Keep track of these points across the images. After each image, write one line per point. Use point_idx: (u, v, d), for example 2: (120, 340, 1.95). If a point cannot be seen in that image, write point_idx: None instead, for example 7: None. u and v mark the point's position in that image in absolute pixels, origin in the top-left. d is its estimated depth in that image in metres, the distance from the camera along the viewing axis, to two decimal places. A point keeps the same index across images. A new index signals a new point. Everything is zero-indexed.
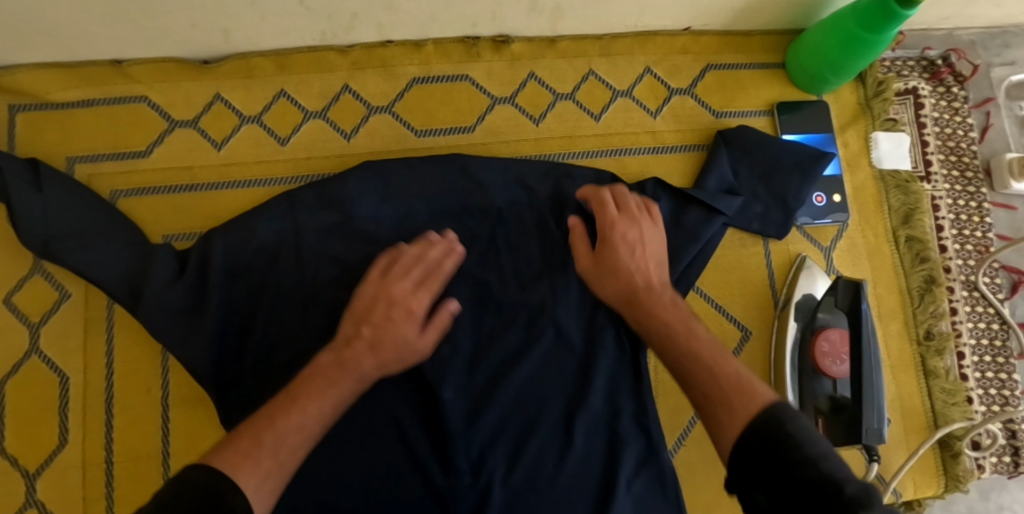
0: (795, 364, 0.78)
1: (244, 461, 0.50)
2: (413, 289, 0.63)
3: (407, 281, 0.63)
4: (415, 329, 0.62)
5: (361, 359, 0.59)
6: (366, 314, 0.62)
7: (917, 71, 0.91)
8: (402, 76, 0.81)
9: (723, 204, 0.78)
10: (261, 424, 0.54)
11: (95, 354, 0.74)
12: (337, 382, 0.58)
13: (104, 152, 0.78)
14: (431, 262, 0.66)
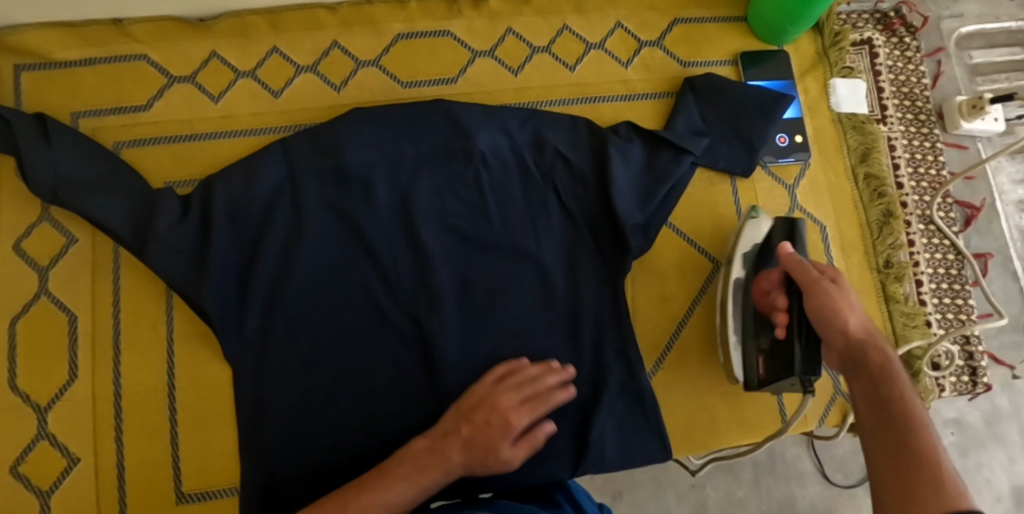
0: (739, 313, 0.79)
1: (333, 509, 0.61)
2: (518, 401, 0.69)
3: (514, 395, 0.69)
4: (522, 420, 0.68)
5: (450, 453, 0.66)
6: (470, 413, 0.68)
7: (872, 24, 0.96)
8: (388, 32, 0.87)
9: (691, 143, 0.85)
10: (351, 508, 0.61)
11: (102, 294, 0.78)
12: (427, 468, 0.65)
13: (107, 107, 0.82)
14: (540, 383, 0.70)
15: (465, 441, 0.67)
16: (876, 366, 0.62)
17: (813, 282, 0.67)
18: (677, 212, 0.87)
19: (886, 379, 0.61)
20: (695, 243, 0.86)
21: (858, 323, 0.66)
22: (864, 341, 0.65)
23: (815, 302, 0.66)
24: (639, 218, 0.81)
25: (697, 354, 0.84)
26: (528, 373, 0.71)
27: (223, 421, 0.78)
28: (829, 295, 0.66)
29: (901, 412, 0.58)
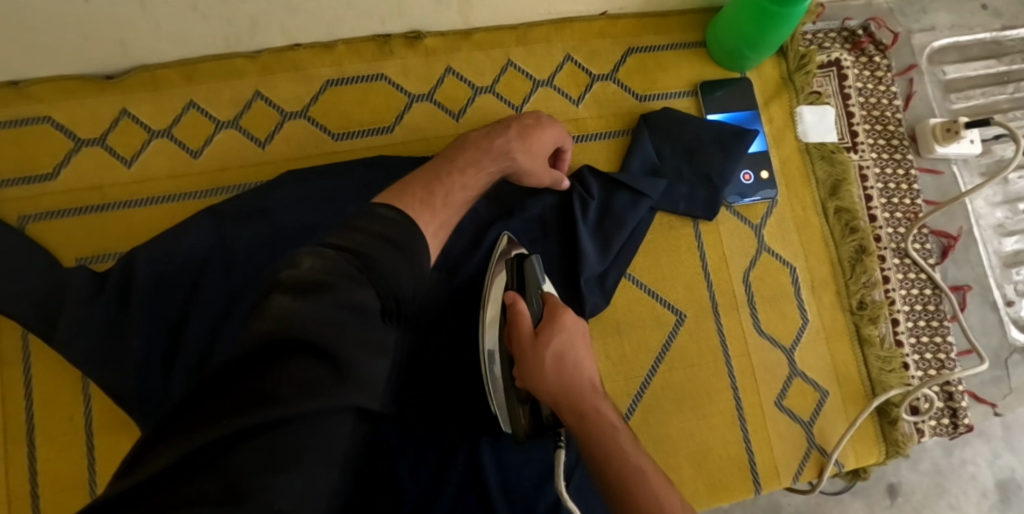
0: (501, 356, 0.66)
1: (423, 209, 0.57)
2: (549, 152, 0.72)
3: (547, 140, 0.71)
4: (550, 140, 0.72)
5: (509, 143, 0.68)
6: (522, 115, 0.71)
7: (839, 43, 0.90)
8: (315, 78, 0.79)
9: (648, 187, 0.79)
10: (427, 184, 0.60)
11: (12, 386, 0.72)
12: (473, 154, 0.66)
13: (8, 178, 0.75)
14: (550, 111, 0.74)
15: (514, 133, 0.69)
16: (577, 410, 0.59)
17: (534, 346, 0.61)
18: (636, 260, 0.81)
19: (612, 452, 0.57)
20: (656, 294, 0.80)
21: (563, 348, 0.61)
22: (578, 386, 0.60)
23: (529, 370, 0.61)
24: (595, 270, 0.77)
25: (663, 414, 0.78)
26: (542, 114, 0.73)
27: None
28: (546, 361, 0.60)
29: (615, 460, 0.56)
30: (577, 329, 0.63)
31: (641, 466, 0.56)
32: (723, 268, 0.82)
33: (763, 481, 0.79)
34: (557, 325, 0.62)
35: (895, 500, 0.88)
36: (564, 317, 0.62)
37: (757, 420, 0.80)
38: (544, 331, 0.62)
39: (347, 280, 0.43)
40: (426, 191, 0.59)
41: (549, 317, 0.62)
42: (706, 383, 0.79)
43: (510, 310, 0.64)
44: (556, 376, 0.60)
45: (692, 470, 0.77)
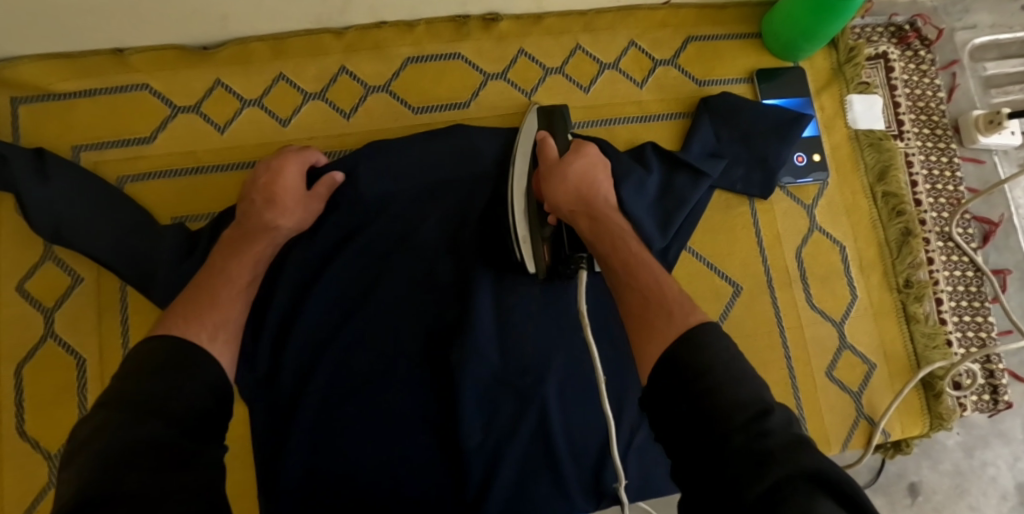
0: (524, 199, 0.71)
1: (189, 322, 0.62)
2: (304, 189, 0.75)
3: (291, 180, 0.74)
4: (297, 179, 0.75)
5: (259, 213, 0.71)
6: (251, 183, 0.74)
7: (886, 37, 0.95)
8: (397, 56, 0.84)
9: (708, 166, 0.84)
10: (209, 293, 0.65)
11: (111, 334, 0.76)
12: (250, 241, 0.70)
13: (108, 140, 0.79)
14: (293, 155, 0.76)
15: (260, 205, 0.72)
16: (589, 216, 0.68)
17: (559, 163, 0.70)
18: (695, 236, 0.85)
19: (621, 242, 0.65)
20: (714, 267, 0.85)
21: (584, 168, 0.71)
22: (591, 197, 0.69)
23: (549, 183, 0.69)
24: (659, 244, 0.81)
25: None
26: (269, 162, 0.75)
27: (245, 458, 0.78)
28: (568, 176, 0.69)
29: (625, 263, 0.63)
30: (598, 161, 0.73)
31: (643, 254, 0.64)
32: (777, 246, 0.87)
33: None
34: (581, 153, 0.72)
35: (915, 499, 0.92)
36: (589, 149, 0.72)
37: (808, 388, 0.83)
38: (568, 156, 0.71)
39: (129, 420, 0.51)
40: (192, 312, 0.63)
41: (574, 148, 0.72)
42: (762, 354, 0.83)
43: (539, 146, 0.74)
44: (574, 188, 0.69)
45: None
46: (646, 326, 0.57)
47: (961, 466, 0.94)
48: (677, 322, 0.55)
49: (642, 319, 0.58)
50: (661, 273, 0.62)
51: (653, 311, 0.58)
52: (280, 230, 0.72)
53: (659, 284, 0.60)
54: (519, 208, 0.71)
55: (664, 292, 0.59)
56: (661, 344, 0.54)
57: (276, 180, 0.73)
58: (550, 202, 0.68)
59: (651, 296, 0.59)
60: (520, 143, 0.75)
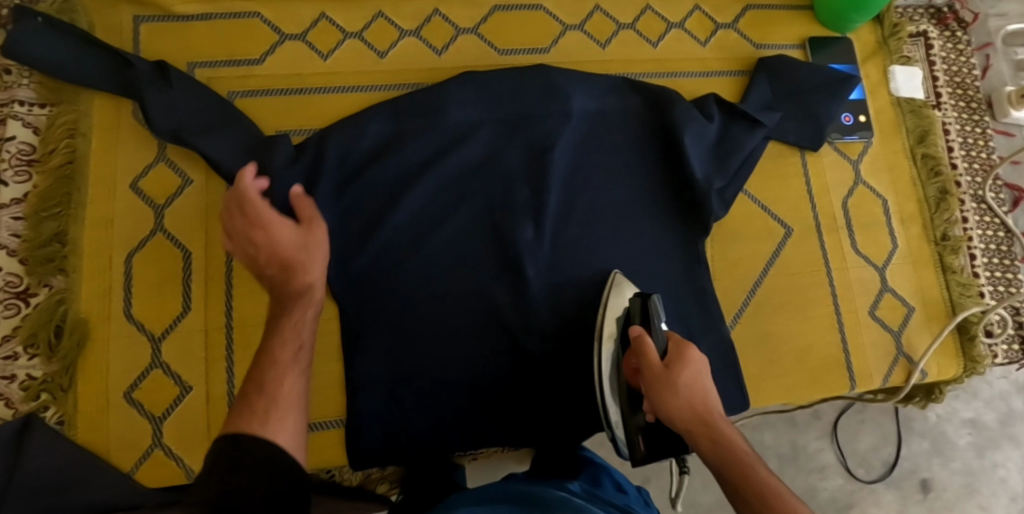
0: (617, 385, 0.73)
1: (257, 417, 0.55)
2: (287, 231, 0.70)
3: (264, 209, 0.70)
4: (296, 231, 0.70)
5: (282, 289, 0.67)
6: (261, 268, 0.69)
7: (926, 18, 1.03)
8: (485, 4, 0.92)
9: (764, 116, 0.91)
10: (254, 406, 0.56)
11: (216, 230, 0.82)
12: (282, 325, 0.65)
13: (221, 58, 0.87)
14: (245, 199, 0.70)
15: (279, 278, 0.68)
16: (712, 438, 0.60)
17: (665, 375, 0.64)
18: (752, 181, 0.92)
19: (738, 476, 0.56)
20: (767, 209, 0.92)
21: (692, 378, 0.64)
22: (709, 415, 0.62)
23: (661, 399, 0.63)
24: (719, 183, 0.88)
25: (770, 311, 0.88)
26: (242, 219, 0.70)
27: (325, 355, 0.82)
28: (681, 389, 0.63)
29: (743, 471, 0.56)
30: (704, 367, 0.65)
31: (779, 489, 0.55)
32: (825, 194, 0.93)
33: (857, 380, 0.88)
34: (685, 359, 0.65)
35: (926, 494, 1.03)
36: (692, 353, 0.66)
37: (852, 324, 0.90)
38: (674, 364, 0.65)
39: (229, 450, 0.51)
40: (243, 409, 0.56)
41: (677, 352, 0.66)
42: (810, 290, 0.90)
43: (634, 342, 0.69)
44: (687, 403, 0.62)
45: (795, 367, 0.87)
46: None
47: (972, 465, 1.04)
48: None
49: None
50: (799, 503, 0.54)
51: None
52: (314, 287, 0.68)
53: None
54: (609, 382, 0.74)
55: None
56: None
57: (274, 227, 0.69)
58: (663, 416, 0.63)
59: None
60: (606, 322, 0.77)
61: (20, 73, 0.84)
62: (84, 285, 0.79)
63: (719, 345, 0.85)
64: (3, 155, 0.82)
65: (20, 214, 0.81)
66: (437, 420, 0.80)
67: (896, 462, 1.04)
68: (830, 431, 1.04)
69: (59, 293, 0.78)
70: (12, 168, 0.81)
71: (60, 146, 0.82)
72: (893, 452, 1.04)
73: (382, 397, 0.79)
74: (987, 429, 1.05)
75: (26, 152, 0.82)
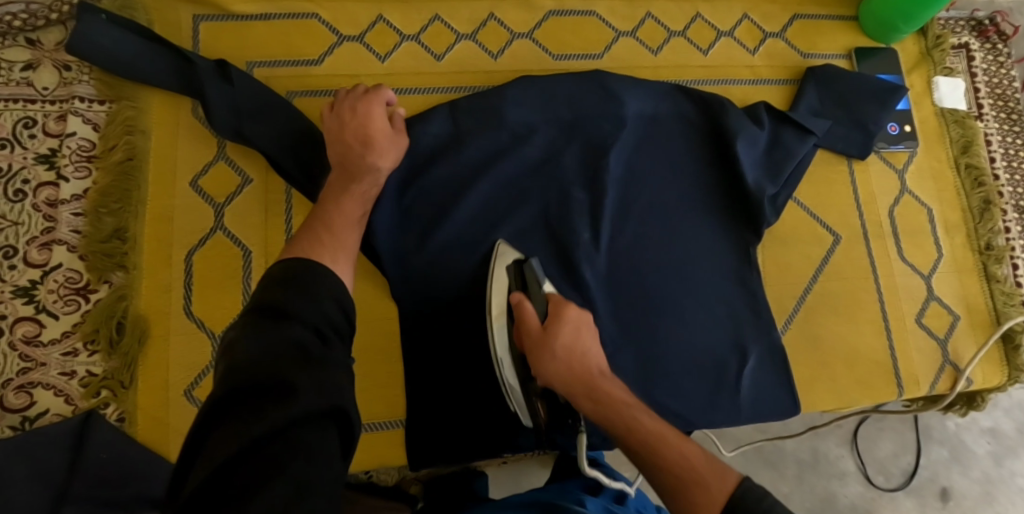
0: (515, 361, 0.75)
1: (317, 247, 0.64)
2: (378, 129, 0.76)
3: (375, 108, 0.77)
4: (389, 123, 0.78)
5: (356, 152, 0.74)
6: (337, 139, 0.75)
7: (968, 30, 1.05)
8: (540, 9, 0.93)
9: (814, 125, 0.92)
10: (324, 235, 0.66)
11: (275, 229, 0.83)
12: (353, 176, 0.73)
13: (279, 58, 0.87)
14: (359, 93, 0.78)
15: (357, 145, 0.74)
16: (591, 397, 0.66)
17: (545, 337, 0.70)
18: (802, 188, 0.93)
19: (630, 430, 0.61)
20: (816, 217, 0.93)
21: (570, 337, 0.70)
22: (583, 371, 0.68)
23: (541, 362, 0.69)
24: (772, 189, 0.89)
25: (821, 316, 0.89)
26: (354, 103, 0.77)
27: (386, 353, 0.83)
28: (557, 352, 0.69)
29: (631, 426, 0.62)
30: (580, 321, 0.72)
31: (685, 449, 0.59)
32: (872, 202, 0.95)
33: (905, 387, 0.89)
34: (562, 319, 0.71)
35: (946, 502, 1.03)
36: (567, 313, 0.71)
37: (900, 332, 0.91)
38: (552, 325, 0.71)
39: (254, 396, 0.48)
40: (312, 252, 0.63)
41: (554, 313, 0.71)
42: (859, 296, 0.91)
43: (516, 309, 0.73)
44: (564, 362, 0.68)
45: (844, 372, 0.88)
46: (685, 495, 0.55)
47: (991, 474, 1.04)
48: (716, 493, 0.53)
49: (676, 496, 0.56)
50: (681, 442, 0.60)
51: (687, 487, 0.55)
52: (381, 170, 0.75)
53: (685, 459, 0.57)
54: (508, 366, 0.75)
55: (695, 466, 0.57)
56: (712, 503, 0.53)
57: (371, 110, 0.76)
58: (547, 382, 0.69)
59: (685, 476, 0.56)
60: (495, 297, 0.77)
61: (81, 69, 0.84)
62: (144, 282, 0.79)
63: (772, 349, 0.86)
64: (64, 151, 0.82)
65: (80, 210, 0.81)
66: (498, 419, 0.80)
67: (916, 470, 1.04)
68: (850, 439, 1.04)
69: (119, 290, 0.78)
70: (72, 164, 0.82)
71: (120, 142, 0.82)
72: (913, 461, 1.04)
73: (444, 396, 0.80)
74: (1006, 439, 1.06)
75: (86, 148, 0.82)
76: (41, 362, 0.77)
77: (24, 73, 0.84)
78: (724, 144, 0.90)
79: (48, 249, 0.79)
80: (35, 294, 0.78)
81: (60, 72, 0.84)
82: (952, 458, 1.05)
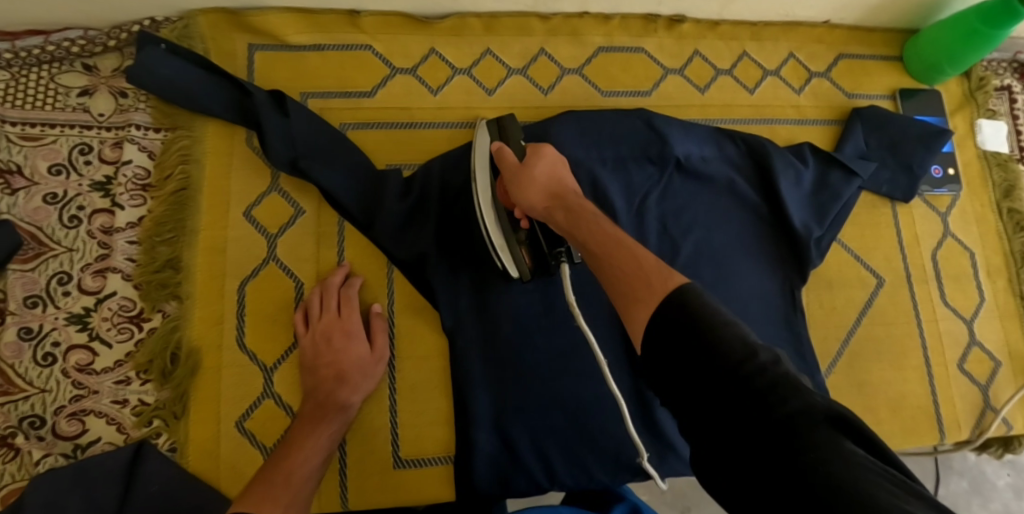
0: (491, 207, 0.76)
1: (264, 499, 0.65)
2: (355, 356, 0.77)
3: (349, 315, 0.79)
4: (365, 347, 0.79)
5: (335, 391, 0.75)
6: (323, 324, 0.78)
7: (1010, 72, 1.05)
8: (590, 44, 0.94)
9: (859, 166, 0.92)
10: (278, 468, 0.69)
11: (328, 262, 0.83)
12: (324, 409, 0.74)
13: (334, 90, 0.88)
14: (335, 289, 0.80)
15: (331, 380, 0.75)
16: (563, 210, 0.68)
17: (522, 168, 0.72)
18: (846, 229, 0.94)
19: (592, 230, 0.63)
20: (860, 258, 0.93)
21: (547, 169, 0.72)
22: (560, 192, 0.70)
23: (517, 185, 0.71)
24: (816, 231, 0.89)
25: (864, 359, 0.90)
26: (334, 291, 0.80)
27: (434, 387, 0.82)
28: (534, 178, 0.71)
29: (595, 245, 0.62)
30: (557, 161, 0.74)
31: (637, 252, 0.59)
32: (916, 245, 0.95)
33: (947, 431, 0.90)
34: (540, 155, 0.73)
35: None
36: (545, 149, 0.74)
37: (942, 376, 0.91)
38: (530, 160, 0.72)
39: None
40: (269, 493, 0.66)
41: (532, 150, 0.74)
42: (901, 339, 0.91)
43: (496, 156, 0.75)
44: (542, 188, 0.70)
45: (888, 415, 0.89)
46: (634, 295, 0.56)
47: (1011, 505, 1.05)
48: (657, 288, 0.54)
49: (626, 291, 0.57)
50: (633, 245, 0.61)
51: (635, 283, 0.56)
52: (353, 405, 0.75)
53: (635, 257, 0.58)
54: (486, 205, 0.76)
55: (642, 264, 0.58)
56: (648, 308, 0.54)
57: (347, 335, 0.78)
58: (522, 201, 0.71)
59: (636, 276, 0.57)
60: (479, 164, 0.77)
61: (137, 97, 0.85)
62: (197, 312, 0.79)
63: (818, 392, 0.86)
64: (119, 179, 0.82)
65: (134, 239, 0.81)
66: (546, 460, 0.79)
67: (935, 498, 1.04)
68: None
69: (174, 320, 0.79)
70: (127, 192, 0.82)
71: (175, 171, 0.83)
72: (931, 489, 1.04)
73: (495, 436, 0.79)
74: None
75: (141, 177, 0.83)
76: (93, 390, 0.77)
77: (79, 99, 0.84)
78: (769, 188, 0.90)
79: (102, 277, 0.80)
80: (89, 322, 0.78)
81: (115, 99, 0.85)
82: (976, 491, 1.05)
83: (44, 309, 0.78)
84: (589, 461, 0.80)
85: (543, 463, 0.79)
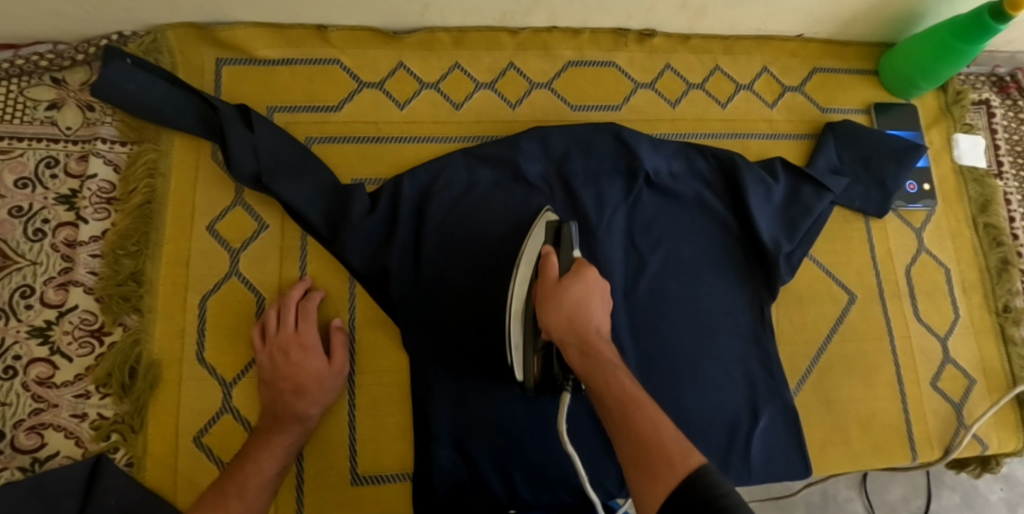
0: (521, 318, 0.71)
1: None
2: (310, 368, 0.77)
3: (306, 328, 0.78)
4: (323, 360, 0.78)
5: (291, 403, 0.75)
6: (279, 340, 0.77)
7: (988, 86, 1.04)
8: (560, 58, 0.94)
9: (832, 182, 0.91)
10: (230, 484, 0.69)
11: (290, 277, 0.83)
12: (278, 424, 0.74)
13: (301, 104, 0.88)
14: (293, 301, 0.79)
15: (289, 393, 0.75)
16: (581, 349, 0.63)
17: (557, 287, 0.66)
18: (817, 245, 0.93)
19: (615, 386, 0.60)
20: (832, 274, 0.92)
21: (580, 295, 0.66)
22: (585, 330, 0.64)
23: (544, 308, 0.65)
24: (786, 247, 0.88)
25: (833, 376, 0.89)
26: (291, 304, 0.79)
27: (395, 402, 0.82)
28: (564, 302, 0.65)
29: (619, 405, 0.59)
30: (599, 286, 0.68)
31: (662, 433, 0.57)
32: (889, 261, 0.94)
33: (919, 450, 0.88)
34: (580, 276, 0.67)
35: None
36: (589, 274, 0.68)
37: (915, 394, 0.90)
38: (567, 279, 0.67)
39: None
40: None
41: (574, 270, 0.68)
42: (873, 357, 0.90)
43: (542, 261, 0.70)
44: (567, 315, 0.65)
45: (858, 434, 0.88)
46: (650, 468, 0.55)
47: None
48: (680, 468, 0.54)
49: (639, 456, 0.56)
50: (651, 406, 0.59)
51: (650, 457, 0.55)
52: (310, 417, 0.75)
53: (658, 431, 0.57)
54: (516, 315, 0.71)
55: (663, 439, 0.56)
56: (662, 490, 0.53)
57: (303, 348, 0.77)
58: (546, 326, 0.65)
59: (653, 443, 0.56)
60: (525, 256, 0.74)
61: (104, 111, 0.85)
62: (158, 327, 0.79)
63: (783, 410, 0.85)
64: (84, 192, 0.83)
65: (98, 251, 0.81)
66: (506, 477, 0.79)
67: None
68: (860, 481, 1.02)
69: (134, 334, 0.79)
70: (91, 205, 0.82)
71: (140, 185, 0.83)
72: (923, 504, 1.03)
73: (453, 453, 0.78)
74: (1019, 487, 1.04)
75: (106, 190, 0.83)
76: (53, 403, 0.77)
77: (48, 112, 0.85)
78: (738, 203, 0.89)
79: (65, 290, 0.80)
80: (50, 335, 0.79)
81: (83, 112, 0.85)
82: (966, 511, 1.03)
83: (6, 322, 0.78)
84: (550, 476, 0.79)
85: (502, 480, 0.78)
